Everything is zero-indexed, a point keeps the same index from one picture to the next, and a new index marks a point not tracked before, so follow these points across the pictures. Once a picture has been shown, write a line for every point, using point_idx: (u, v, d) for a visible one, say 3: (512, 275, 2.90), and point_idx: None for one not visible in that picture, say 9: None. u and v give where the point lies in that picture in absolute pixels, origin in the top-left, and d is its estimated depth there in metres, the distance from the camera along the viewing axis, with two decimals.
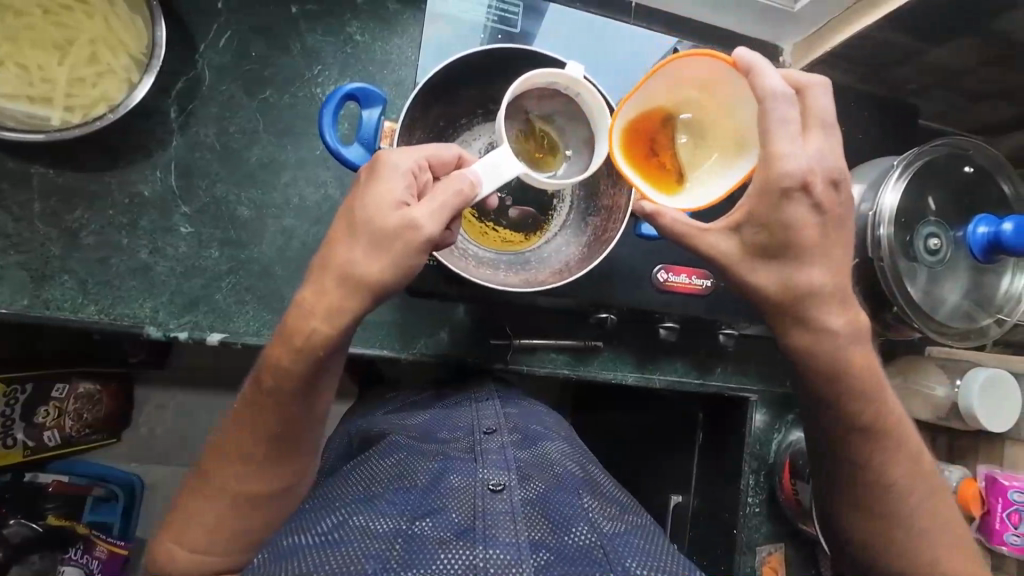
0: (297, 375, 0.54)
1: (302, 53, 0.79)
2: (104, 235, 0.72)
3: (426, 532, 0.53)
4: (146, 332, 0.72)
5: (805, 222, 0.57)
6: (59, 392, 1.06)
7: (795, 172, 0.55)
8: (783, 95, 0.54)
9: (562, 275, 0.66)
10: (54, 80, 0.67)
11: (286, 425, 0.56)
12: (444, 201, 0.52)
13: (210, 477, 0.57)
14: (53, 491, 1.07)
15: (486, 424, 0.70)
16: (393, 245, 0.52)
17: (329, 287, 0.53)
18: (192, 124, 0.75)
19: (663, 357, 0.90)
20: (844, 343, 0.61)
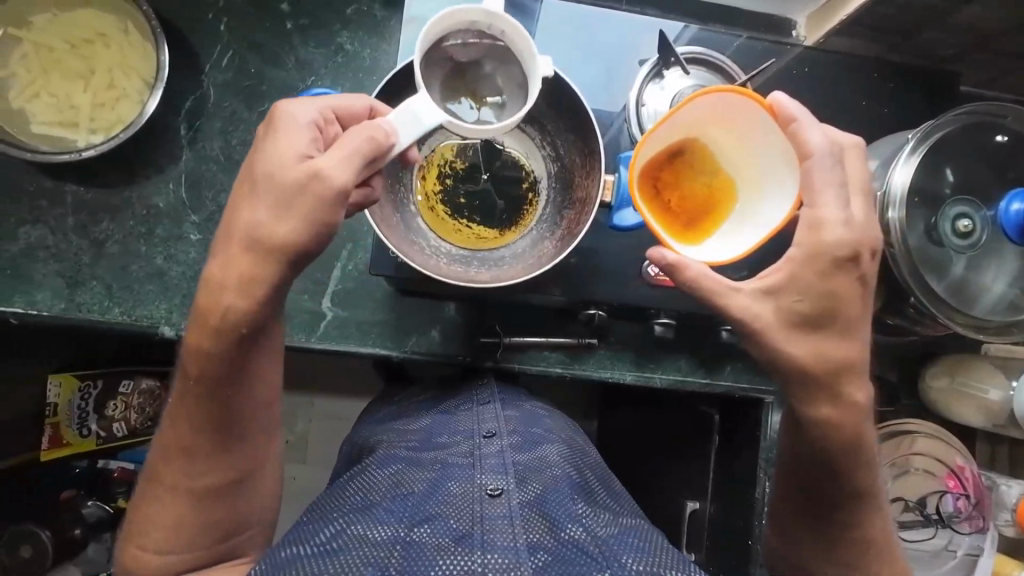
0: (221, 356, 0.55)
1: (296, 66, 0.83)
2: (126, 243, 0.80)
3: (424, 538, 0.54)
4: (160, 331, 0.78)
5: (851, 290, 0.56)
6: (126, 387, 1.18)
7: (842, 242, 0.55)
8: (824, 152, 0.55)
9: (532, 269, 0.65)
10: (80, 107, 0.75)
11: (217, 408, 0.57)
12: (352, 150, 0.52)
13: (164, 476, 0.58)
14: (117, 477, 1.21)
15: (485, 428, 0.70)
16: (301, 200, 0.52)
17: (237, 256, 0.53)
18: (199, 139, 0.82)
19: (664, 355, 0.85)
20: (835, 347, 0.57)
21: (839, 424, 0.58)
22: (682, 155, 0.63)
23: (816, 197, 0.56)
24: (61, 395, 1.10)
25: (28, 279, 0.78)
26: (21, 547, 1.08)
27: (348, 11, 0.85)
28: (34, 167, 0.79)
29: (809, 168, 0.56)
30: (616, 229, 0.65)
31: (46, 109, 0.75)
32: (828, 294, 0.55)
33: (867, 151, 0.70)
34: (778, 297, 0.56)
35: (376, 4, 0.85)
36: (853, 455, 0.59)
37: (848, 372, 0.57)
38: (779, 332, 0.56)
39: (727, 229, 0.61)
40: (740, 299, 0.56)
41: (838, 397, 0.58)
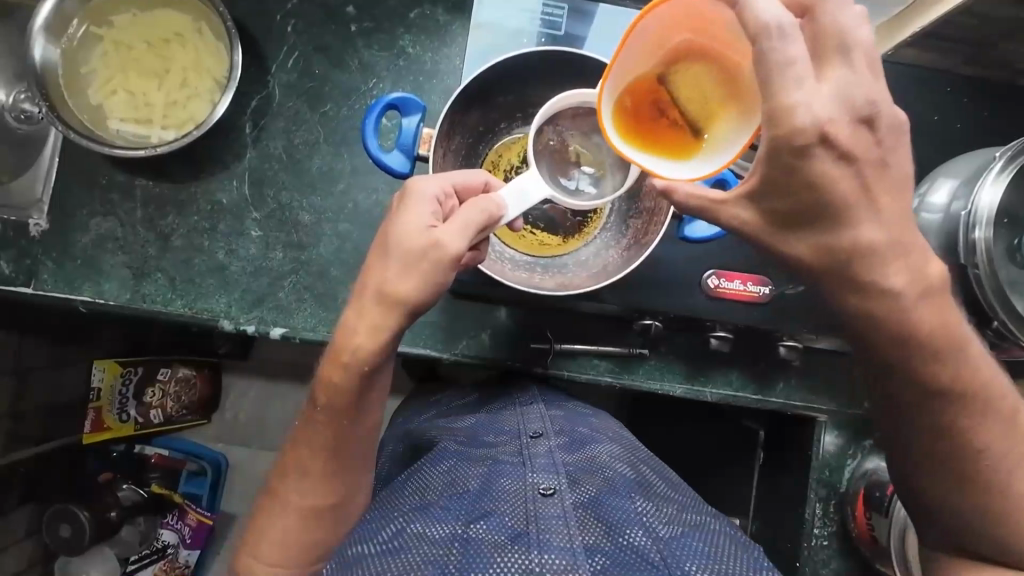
0: (346, 389, 0.59)
1: (359, 68, 0.85)
2: (190, 238, 0.82)
3: (480, 535, 0.53)
4: (220, 325, 0.80)
5: (838, 179, 0.46)
6: (164, 375, 1.25)
7: (812, 125, 0.43)
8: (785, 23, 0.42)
9: (599, 279, 0.65)
10: (154, 104, 0.78)
11: (331, 439, 0.61)
12: (468, 220, 0.54)
13: (277, 496, 0.63)
14: (155, 463, 1.27)
15: (531, 429, 0.70)
16: (423, 266, 0.55)
17: (369, 306, 0.57)
18: (264, 138, 0.83)
19: (716, 368, 0.84)
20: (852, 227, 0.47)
21: (902, 315, 0.49)
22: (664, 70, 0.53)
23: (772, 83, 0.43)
24: (105, 380, 1.16)
25: (96, 269, 0.80)
26: (61, 526, 1.11)
27: (411, 15, 0.85)
28: (107, 160, 0.82)
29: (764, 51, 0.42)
30: (686, 240, 0.71)
31: (122, 106, 0.78)
32: (816, 183, 0.46)
33: (946, 166, 0.68)
34: (759, 201, 0.49)
35: (439, 8, 0.85)
36: (926, 352, 0.50)
37: (891, 251, 0.48)
38: (779, 236, 0.50)
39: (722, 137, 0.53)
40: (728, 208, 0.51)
41: (871, 290, 0.49)
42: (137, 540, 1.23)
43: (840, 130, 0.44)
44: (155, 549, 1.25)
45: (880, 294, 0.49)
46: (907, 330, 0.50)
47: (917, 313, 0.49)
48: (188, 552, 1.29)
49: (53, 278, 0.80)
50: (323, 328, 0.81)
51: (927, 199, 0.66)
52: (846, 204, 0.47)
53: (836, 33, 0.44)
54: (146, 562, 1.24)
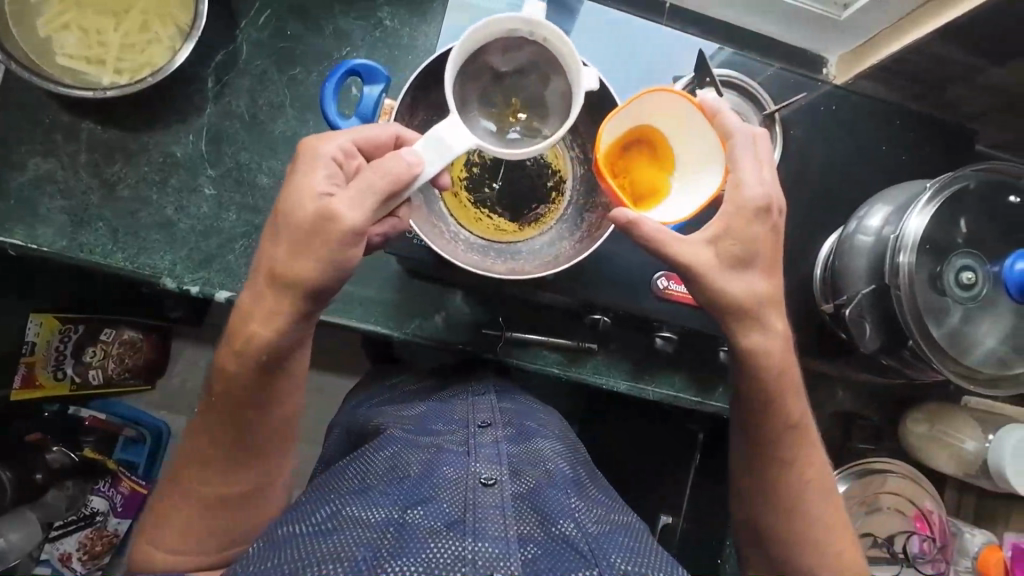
0: (239, 375, 0.59)
1: (334, 35, 0.83)
2: (138, 189, 0.79)
3: (417, 521, 0.54)
4: (161, 282, 0.77)
5: (763, 237, 0.63)
6: (107, 335, 1.23)
7: (756, 196, 0.62)
8: (743, 135, 0.63)
9: (549, 268, 0.66)
10: (110, 45, 0.74)
11: (233, 424, 0.61)
12: (365, 181, 0.54)
13: (183, 478, 0.62)
14: (88, 425, 1.25)
15: (480, 418, 0.70)
16: (317, 241, 0.55)
17: (262, 291, 0.58)
18: (226, 94, 0.81)
19: (660, 369, 0.87)
20: (749, 282, 0.63)
21: (766, 352, 0.64)
22: (647, 132, 0.66)
23: (737, 165, 0.63)
24: (41, 335, 1.12)
25: (31, 213, 0.76)
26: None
27: None
28: (53, 98, 0.77)
29: (734, 145, 0.63)
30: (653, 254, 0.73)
31: (72, 43, 0.73)
32: (753, 240, 0.62)
33: (881, 194, 0.71)
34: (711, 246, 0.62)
35: None
36: (782, 383, 0.66)
37: (768, 304, 0.64)
38: (717, 277, 0.62)
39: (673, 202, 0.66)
40: (692, 249, 0.61)
41: (760, 323, 0.64)
42: (64, 506, 1.18)
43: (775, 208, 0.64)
44: (83, 516, 1.22)
45: (762, 328, 0.64)
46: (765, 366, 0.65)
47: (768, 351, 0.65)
48: (118, 521, 1.27)
49: None
50: None
51: (864, 222, 0.69)
52: (761, 256, 0.63)
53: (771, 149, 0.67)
54: (71, 529, 1.21)
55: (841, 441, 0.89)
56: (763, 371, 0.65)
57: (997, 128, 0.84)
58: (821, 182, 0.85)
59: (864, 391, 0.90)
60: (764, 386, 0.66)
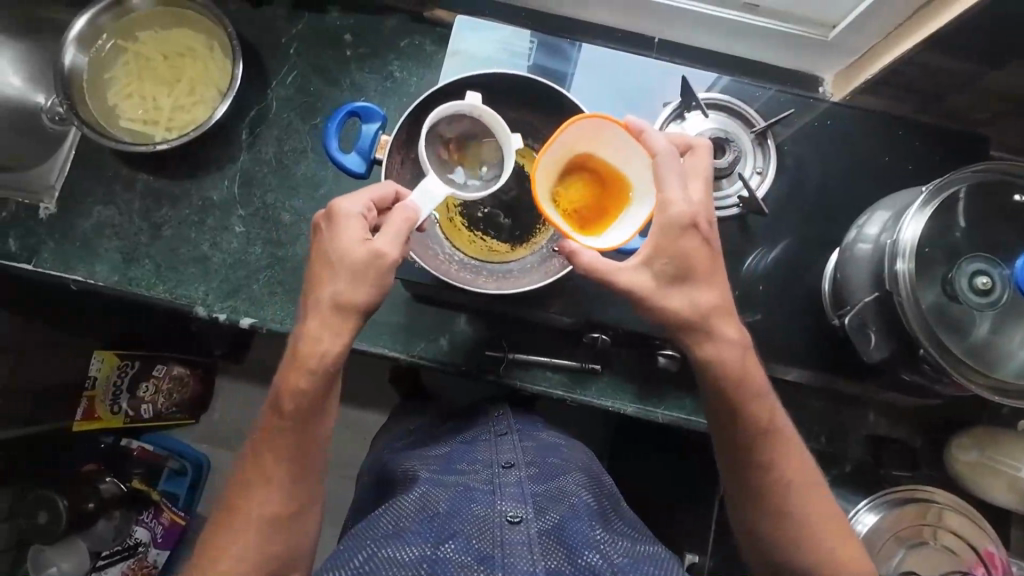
0: (312, 392, 0.59)
1: (350, 88, 0.94)
2: (180, 229, 0.89)
3: (449, 555, 0.61)
4: (195, 311, 0.85)
5: (698, 249, 0.62)
6: (159, 371, 1.34)
7: (687, 212, 0.61)
8: (668, 152, 0.62)
9: (538, 282, 0.69)
10: (163, 109, 0.87)
11: (280, 470, 0.61)
12: (394, 230, 0.59)
13: (234, 505, 0.61)
14: (136, 456, 1.35)
15: (504, 459, 0.77)
16: (371, 276, 0.58)
17: (299, 361, 0.59)
18: (258, 143, 0.92)
19: (666, 390, 0.85)
20: (693, 292, 0.62)
21: (723, 361, 0.62)
22: (577, 161, 0.68)
23: (663, 183, 0.62)
24: (103, 370, 1.25)
25: (91, 252, 0.88)
26: (38, 513, 1.17)
27: (401, 44, 0.95)
28: (116, 155, 0.90)
29: (658, 164, 0.63)
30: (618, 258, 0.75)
31: (134, 108, 0.87)
32: (686, 253, 0.61)
33: (882, 201, 0.70)
34: (652, 262, 0.62)
35: (427, 39, 0.95)
36: (746, 392, 0.63)
37: (715, 314, 0.62)
38: (659, 294, 0.62)
39: (613, 225, 0.66)
40: (629, 274, 0.62)
41: (711, 335, 0.62)
42: (109, 536, 1.28)
43: (705, 223, 0.62)
44: (126, 546, 1.30)
45: (712, 338, 0.62)
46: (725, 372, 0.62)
47: (722, 357, 0.62)
48: (158, 552, 1.33)
49: (52, 257, 0.87)
50: (290, 321, 0.87)
51: (862, 230, 0.68)
52: (700, 265, 0.62)
53: (702, 160, 0.65)
54: (116, 559, 1.28)
55: (872, 467, 0.83)
56: (726, 382, 0.63)
57: (1010, 133, 0.82)
58: (823, 196, 0.84)
59: (895, 414, 0.84)
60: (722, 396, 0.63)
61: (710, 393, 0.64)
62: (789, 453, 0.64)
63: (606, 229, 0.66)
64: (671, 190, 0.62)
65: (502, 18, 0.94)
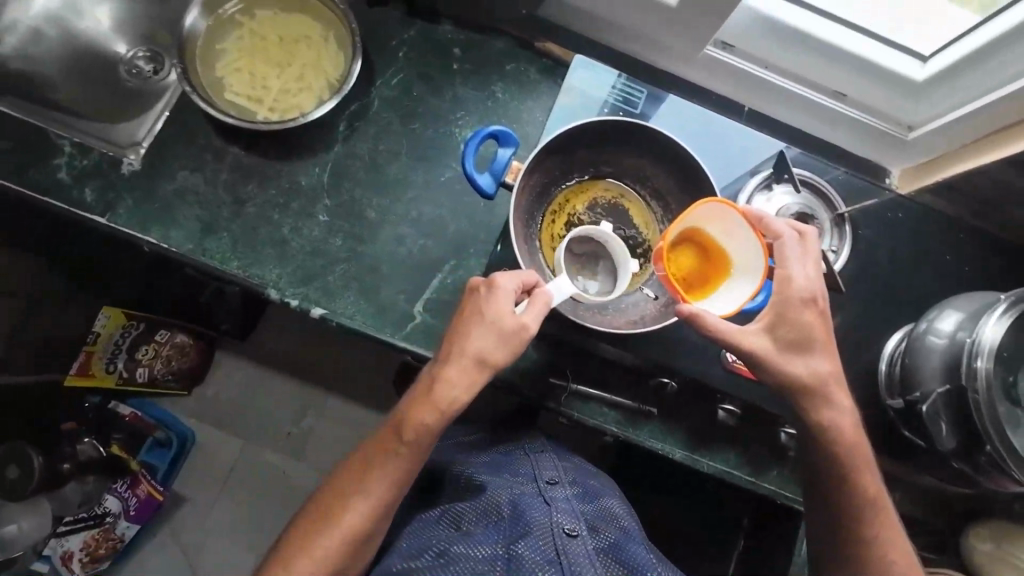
0: (433, 431, 0.65)
1: (451, 100, 0.96)
2: (263, 208, 0.88)
3: (520, 555, 0.63)
4: (268, 293, 0.85)
5: (814, 322, 0.69)
6: (161, 337, 1.34)
7: (806, 289, 0.69)
8: (787, 238, 0.71)
9: (636, 326, 0.72)
10: (271, 89, 0.88)
11: (370, 483, 0.65)
12: (536, 309, 0.65)
13: (331, 500, 0.66)
14: (126, 421, 1.33)
15: (547, 474, 0.77)
16: (513, 342, 0.64)
17: (425, 394, 0.65)
18: (353, 138, 0.92)
19: (717, 443, 0.88)
20: (816, 360, 0.69)
21: (838, 428, 0.70)
22: (691, 232, 0.73)
23: (784, 262, 0.71)
24: (107, 327, 1.25)
25: (169, 216, 0.86)
26: (8, 466, 1.14)
27: (507, 67, 0.98)
28: (210, 124, 0.90)
29: (779, 245, 0.71)
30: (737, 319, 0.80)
31: (236, 83, 0.87)
32: (807, 325, 0.69)
33: (954, 299, 0.75)
34: (774, 328, 0.69)
35: (533, 67, 0.98)
36: (852, 458, 0.71)
37: (831, 383, 0.70)
38: (783, 359, 0.68)
39: (718, 293, 0.72)
40: (751, 338, 0.68)
41: (829, 401, 0.70)
42: (77, 501, 1.25)
43: (822, 301, 0.70)
44: (94, 515, 1.26)
45: (830, 403, 0.70)
46: (834, 435, 0.70)
47: (842, 423, 0.71)
48: (127, 526, 1.30)
49: (128, 215, 0.85)
50: (360, 317, 0.86)
51: (935, 324, 0.73)
52: (819, 337, 0.69)
53: (807, 246, 0.73)
54: (79, 527, 1.23)
55: None
56: (839, 446, 0.71)
57: None
58: (885, 281, 0.89)
59: (923, 496, 0.89)
60: (833, 459, 0.71)
61: (821, 454, 0.72)
62: (889, 509, 0.72)
63: (711, 294, 0.72)
64: (791, 271, 0.70)
65: (608, 60, 0.98)
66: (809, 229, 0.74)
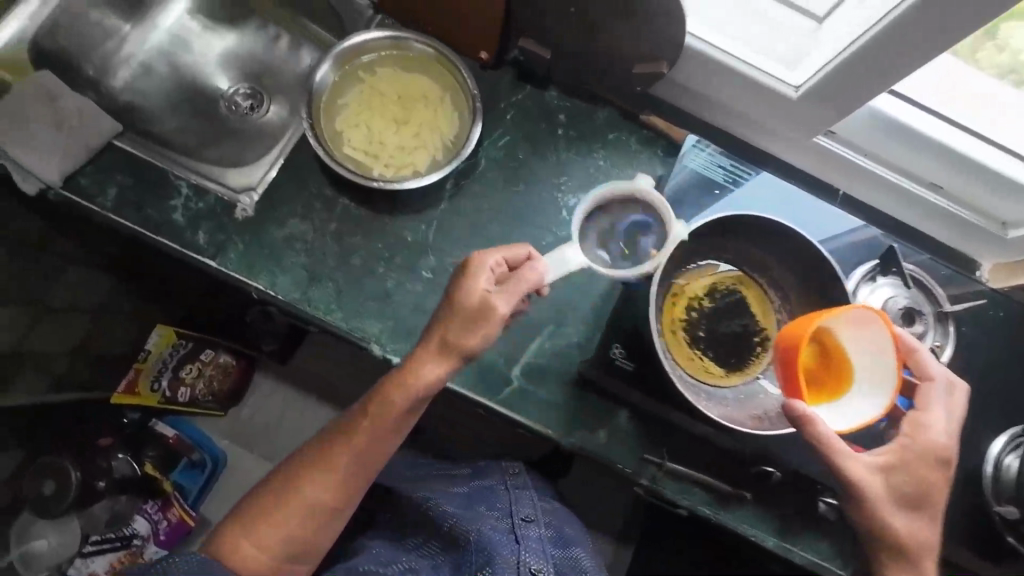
0: (397, 408, 0.69)
1: (554, 164, 0.98)
2: (368, 261, 0.89)
3: None
4: (371, 349, 0.85)
5: (937, 483, 0.73)
6: (206, 357, 1.30)
7: (939, 444, 0.74)
8: (939, 387, 0.76)
9: (763, 424, 0.70)
10: (387, 145, 0.90)
11: (370, 471, 0.70)
12: (516, 290, 0.67)
13: (303, 479, 0.69)
14: (169, 443, 1.30)
15: (523, 513, 0.81)
16: (478, 320, 0.66)
17: (427, 382, 0.68)
18: (459, 197, 0.93)
19: (809, 532, 0.86)
20: (924, 526, 0.73)
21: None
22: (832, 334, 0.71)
23: (928, 408, 0.75)
24: (157, 346, 1.22)
25: (278, 262, 0.87)
26: (45, 483, 1.06)
27: (609, 135, 1.00)
28: (322, 174, 0.91)
29: (926, 389, 0.76)
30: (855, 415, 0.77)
31: (352, 124, 0.90)
32: (929, 483, 0.73)
33: None
34: (894, 478, 0.72)
35: (634, 137, 1.00)
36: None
37: (924, 547, 0.72)
38: (892, 511, 0.72)
39: (833, 403, 0.72)
40: (867, 474, 0.71)
41: (920, 552, 0.72)
42: (105, 520, 1.20)
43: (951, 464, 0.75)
44: (121, 536, 1.21)
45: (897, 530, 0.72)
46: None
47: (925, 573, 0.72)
48: (153, 550, 1.24)
49: (237, 259, 0.86)
50: (458, 378, 0.86)
51: None
52: (935, 495, 0.73)
53: (956, 401, 0.77)
54: (106, 548, 1.18)
55: None
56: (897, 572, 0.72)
57: None
58: (984, 379, 0.89)
59: None
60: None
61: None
62: None
63: (827, 401, 0.72)
64: (927, 412, 0.75)
65: (709, 135, 0.99)
66: (963, 386, 0.77)
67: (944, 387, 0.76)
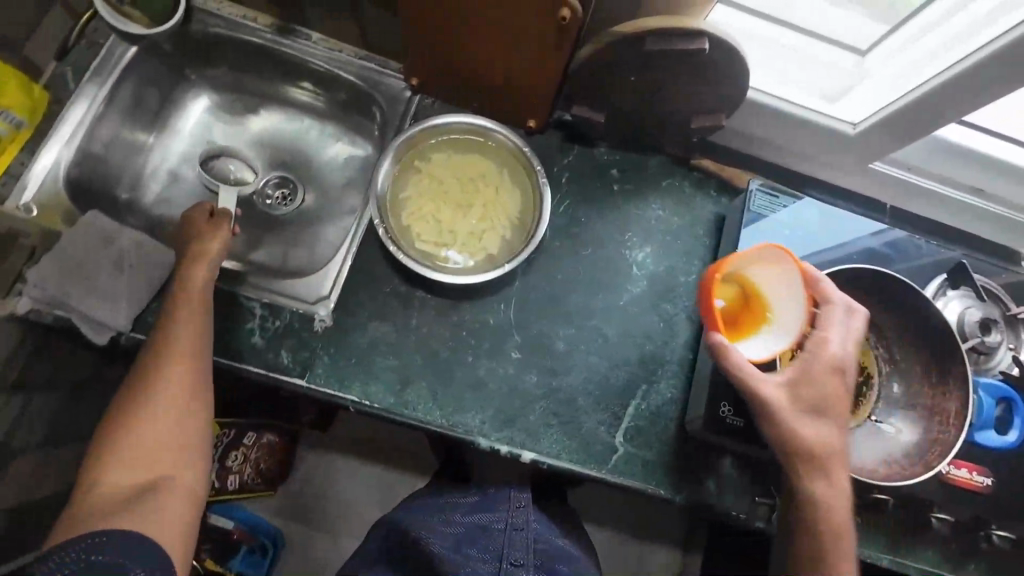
0: (193, 328, 0.75)
1: (615, 221, 0.98)
2: (456, 352, 0.88)
3: None
4: (478, 442, 0.83)
5: (839, 391, 0.73)
6: (249, 440, 1.31)
7: (840, 357, 0.74)
8: (845, 312, 0.76)
9: (891, 469, 0.80)
10: (458, 233, 0.89)
11: (185, 391, 0.71)
12: None
13: (141, 410, 0.69)
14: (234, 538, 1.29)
15: (514, 555, 0.85)
16: None
17: (196, 291, 0.78)
18: (532, 271, 0.93)
19: (918, 544, 0.86)
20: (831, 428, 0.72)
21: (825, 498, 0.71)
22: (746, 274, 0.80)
23: (823, 329, 0.75)
24: None
25: (367, 370, 0.85)
26: None
27: (663, 183, 1.00)
28: (394, 270, 0.89)
29: (825, 312, 0.76)
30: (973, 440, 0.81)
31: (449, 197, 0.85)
32: (826, 388, 0.73)
33: None
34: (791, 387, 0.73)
35: (687, 181, 1.00)
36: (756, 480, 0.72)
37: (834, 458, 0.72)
38: (795, 418, 0.72)
39: (751, 335, 0.79)
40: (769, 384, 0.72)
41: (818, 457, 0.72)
42: None
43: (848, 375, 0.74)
44: None
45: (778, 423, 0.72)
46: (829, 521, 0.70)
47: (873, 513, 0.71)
48: None
49: (326, 373, 0.84)
50: (566, 456, 0.86)
51: None
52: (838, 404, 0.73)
53: (858, 323, 0.77)
54: None
55: None
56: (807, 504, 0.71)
57: None
58: None
59: None
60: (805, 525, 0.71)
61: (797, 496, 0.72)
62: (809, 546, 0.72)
63: (750, 335, 0.79)
64: (829, 335, 0.75)
65: (758, 171, 1.01)
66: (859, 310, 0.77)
67: (848, 312, 0.76)
